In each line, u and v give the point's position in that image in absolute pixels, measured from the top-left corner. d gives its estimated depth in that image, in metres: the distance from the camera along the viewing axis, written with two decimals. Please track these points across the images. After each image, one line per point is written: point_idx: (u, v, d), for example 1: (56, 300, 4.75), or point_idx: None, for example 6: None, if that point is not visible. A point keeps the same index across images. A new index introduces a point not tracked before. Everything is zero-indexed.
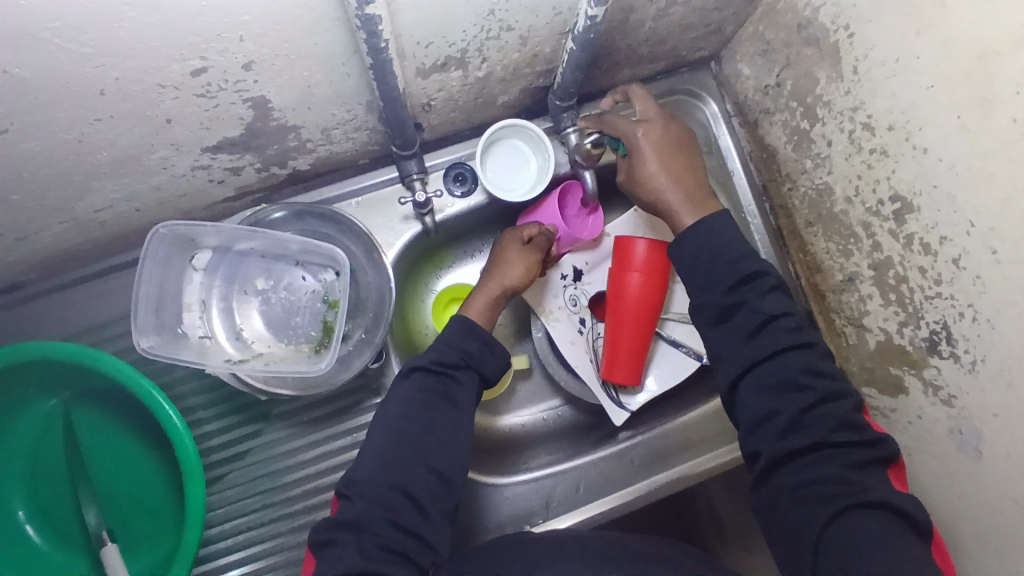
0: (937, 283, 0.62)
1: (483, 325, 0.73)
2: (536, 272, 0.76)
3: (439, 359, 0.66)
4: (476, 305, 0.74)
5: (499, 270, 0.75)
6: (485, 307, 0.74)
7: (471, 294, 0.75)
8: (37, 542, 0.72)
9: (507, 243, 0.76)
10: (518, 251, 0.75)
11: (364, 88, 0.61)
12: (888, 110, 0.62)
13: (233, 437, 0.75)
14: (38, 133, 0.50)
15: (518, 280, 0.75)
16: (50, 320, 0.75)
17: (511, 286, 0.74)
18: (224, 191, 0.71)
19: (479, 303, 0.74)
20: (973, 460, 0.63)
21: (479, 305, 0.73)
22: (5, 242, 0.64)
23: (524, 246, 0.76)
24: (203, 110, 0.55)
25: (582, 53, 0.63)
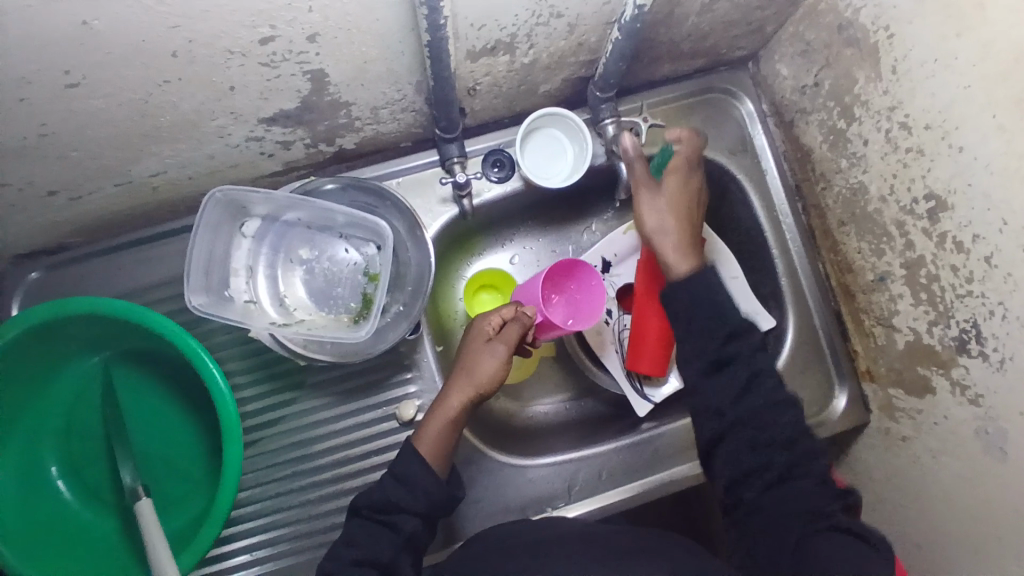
0: (968, 282, 0.63)
1: (424, 452, 0.67)
2: (505, 367, 0.70)
3: (375, 506, 0.64)
4: (427, 434, 0.68)
5: (465, 373, 0.70)
6: (437, 436, 0.68)
7: (427, 415, 0.70)
8: (68, 497, 0.73)
9: (475, 338, 0.72)
10: (480, 346, 0.71)
11: (416, 68, 0.64)
12: (926, 109, 0.63)
13: (267, 404, 0.76)
14: (109, 90, 0.53)
15: (483, 380, 0.69)
16: (96, 282, 0.77)
17: (479, 389, 0.69)
18: (272, 165, 0.74)
19: (431, 430, 0.68)
20: (999, 461, 0.63)
21: (430, 433, 0.68)
22: (62, 200, 0.67)
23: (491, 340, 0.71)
24: (265, 79, 0.57)
25: (626, 43, 0.66)
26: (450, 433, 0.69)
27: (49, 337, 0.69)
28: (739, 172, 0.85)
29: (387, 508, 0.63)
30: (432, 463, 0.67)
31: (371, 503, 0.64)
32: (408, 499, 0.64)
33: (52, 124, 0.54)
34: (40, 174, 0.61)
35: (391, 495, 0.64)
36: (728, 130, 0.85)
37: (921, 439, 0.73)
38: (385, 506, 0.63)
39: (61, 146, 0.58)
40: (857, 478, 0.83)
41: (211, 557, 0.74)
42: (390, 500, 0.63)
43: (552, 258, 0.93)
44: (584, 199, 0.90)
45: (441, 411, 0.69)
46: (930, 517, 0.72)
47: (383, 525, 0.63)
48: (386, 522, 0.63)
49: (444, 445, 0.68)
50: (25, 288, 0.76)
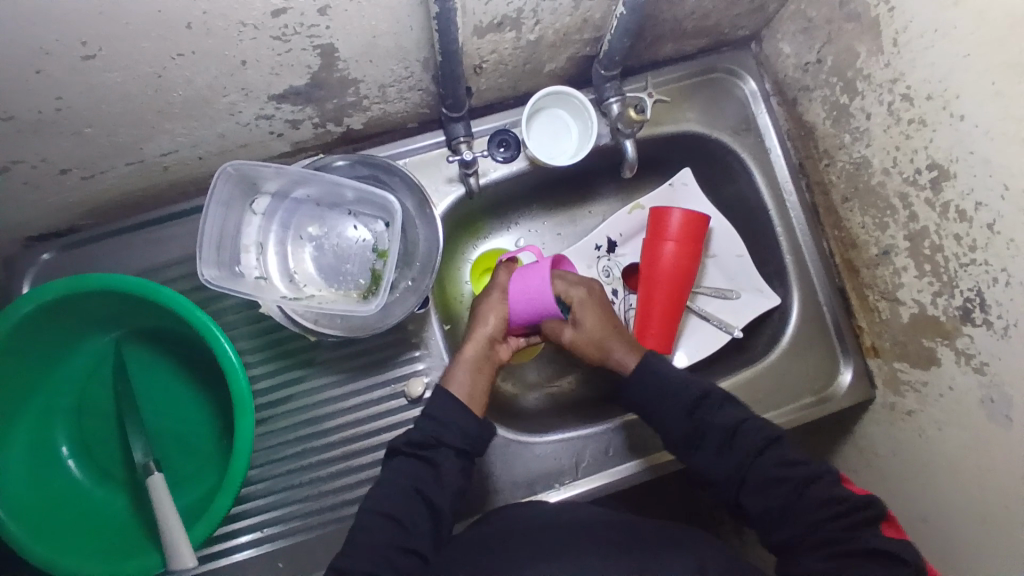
0: (972, 250, 0.63)
1: (459, 391, 0.70)
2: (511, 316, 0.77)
3: (414, 442, 0.67)
4: (455, 375, 0.72)
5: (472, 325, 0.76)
6: (467, 378, 0.72)
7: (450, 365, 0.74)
8: (79, 475, 0.74)
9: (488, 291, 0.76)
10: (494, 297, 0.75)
11: (424, 44, 0.64)
12: (927, 80, 0.64)
13: (277, 382, 0.77)
14: (124, 63, 0.54)
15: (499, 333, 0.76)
16: (106, 263, 0.77)
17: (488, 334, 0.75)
18: (281, 145, 0.75)
19: (458, 372, 0.72)
20: (1003, 428, 0.63)
21: (458, 374, 0.72)
22: (74, 179, 0.67)
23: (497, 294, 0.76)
24: (276, 53, 0.58)
25: (631, 18, 0.66)
26: (478, 373, 0.73)
27: (61, 314, 0.70)
28: (741, 150, 0.86)
29: (427, 444, 0.66)
30: (471, 407, 0.70)
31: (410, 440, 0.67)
32: (448, 435, 0.67)
33: (68, 98, 0.55)
34: (55, 151, 0.62)
35: (430, 430, 0.67)
36: (731, 110, 0.86)
37: (926, 411, 0.73)
38: (425, 443, 0.66)
39: (74, 122, 0.59)
40: (863, 454, 0.84)
41: (221, 535, 0.74)
42: (430, 434, 0.66)
43: (557, 240, 0.94)
44: (589, 180, 0.92)
45: (464, 356, 0.73)
46: (937, 490, 0.72)
47: (421, 459, 0.66)
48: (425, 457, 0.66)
49: (476, 384, 0.72)
50: (38, 268, 0.77)
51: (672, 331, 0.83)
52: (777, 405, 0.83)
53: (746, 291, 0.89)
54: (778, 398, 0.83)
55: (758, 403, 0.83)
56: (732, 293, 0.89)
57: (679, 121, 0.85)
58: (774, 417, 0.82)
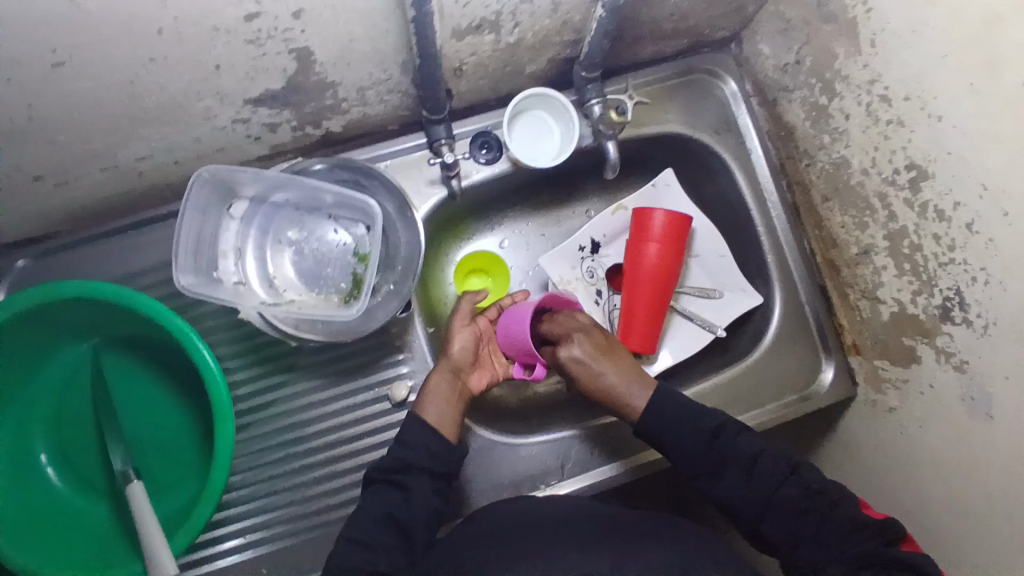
0: (950, 249, 0.64)
1: (433, 421, 0.69)
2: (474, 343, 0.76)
3: (382, 467, 0.66)
4: (427, 406, 0.70)
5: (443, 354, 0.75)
6: (439, 408, 0.70)
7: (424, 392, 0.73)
8: (59, 484, 0.73)
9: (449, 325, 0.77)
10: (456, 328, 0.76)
11: (402, 47, 0.64)
12: (903, 80, 0.64)
13: (259, 387, 0.76)
14: (95, 70, 0.53)
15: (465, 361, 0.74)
16: (82, 271, 0.76)
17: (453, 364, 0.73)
18: (260, 149, 0.74)
19: (429, 401, 0.71)
20: (983, 426, 0.64)
21: (431, 401, 0.70)
22: (48, 187, 0.66)
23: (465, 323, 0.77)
24: (251, 58, 0.57)
25: (610, 20, 0.66)
26: (454, 404, 0.71)
27: (37, 322, 0.69)
28: (723, 150, 0.86)
29: (394, 468, 0.66)
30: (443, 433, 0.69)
31: (379, 465, 0.66)
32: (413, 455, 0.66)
33: (39, 105, 0.54)
34: (27, 159, 0.61)
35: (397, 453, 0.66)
36: (712, 110, 0.86)
37: (907, 408, 0.74)
38: (393, 467, 0.66)
39: (46, 129, 0.58)
40: (847, 450, 0.84)
41: (205, 542, 0.74)
42: (396, 458, 0.66)
43: (540, 241, 0.94)
44: (571, 181, 0.91)
45: (432, 386, 0.72)
46: (919, 485, 0.73)
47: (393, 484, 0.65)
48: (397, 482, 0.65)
49: (449, 413, 0.71)
50: (13, 277, 0.76)
51: (655, 331, 0.84)
52: (759, 403, 0.83)
53: (729, 290, 0.90)
54: (760, 397, 0.84)
55: (741, 403, 0.83)
56: (715, 293, 0.90)
57: (660, 122, 0.85)
58: (757, 416, 0.83)
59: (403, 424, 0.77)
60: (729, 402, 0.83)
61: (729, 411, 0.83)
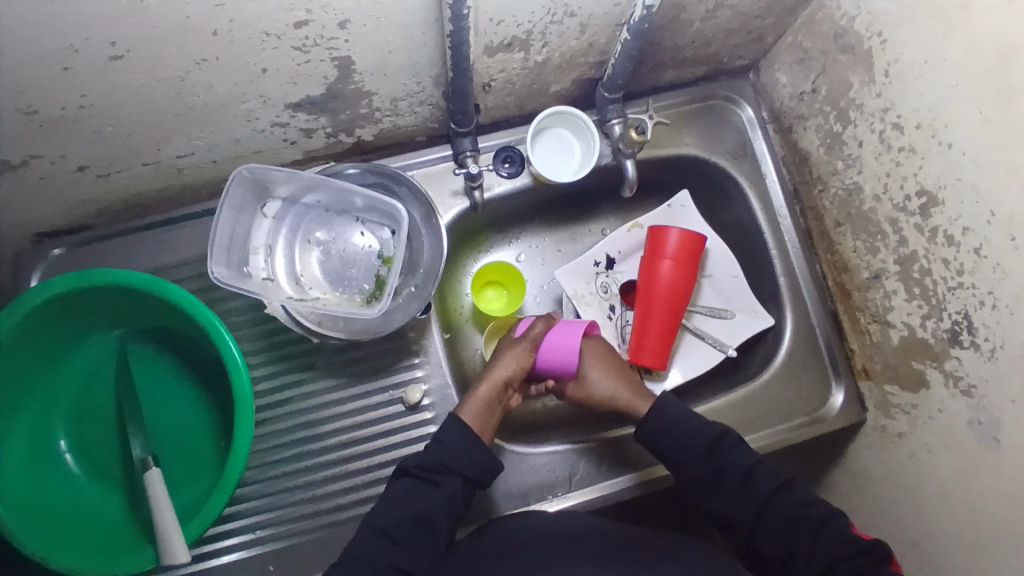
0: (959, 273, 0.65)
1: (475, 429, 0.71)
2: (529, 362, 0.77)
3: (422, 465, 0.67)
4: (470, 411, 0.72)
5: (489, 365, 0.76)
6: (480, 415, 0.72)
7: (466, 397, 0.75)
8: (74, 470, 0.75)
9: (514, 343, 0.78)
10: (524, 350, 0.77)
11: (437, 61, 0.67)
12: (916, 110, 0.67)
13: (277, 384, 0.78)
14: (149, 65, 0.56)
15: (515, 379, 0.76)
16: (114, 262, 0.79)
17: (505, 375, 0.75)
18: (294, 152, 0.77)
19: (472, 406, 0.73)
20: (991, 451, 0.64)
21: (473, 408, 0.72)
22: (91, 177, 0.69)
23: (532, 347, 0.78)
24: (295, 63, 0.61)
25: (635, 44, 0.70)
26: (491, 412, 0.73)
27: (68, 308, 0.71)
28: (738, 174, 0.88)
29: (432, 468, 0.67)
30: (483, 438, 0.71)
31: (418, 462, 0.67)
32: (454, 458, 0.68)
33: (93, 96, 0.58)
34: (75, 148, 0.64)
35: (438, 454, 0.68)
36: (728, 135, 0.89)
37: (916, 433, 0.75)
38: (433, 466, 0.67)
39: (97, 120, 0.61)
40: (854, 477, 0.84)
41: (211, 536, 0.74)
42: (438, 459, 0.67)
43: (557, 256, 0.96)
44: (590, 199, 0.94)
45: (478, 393, 0.73)
46: (927, 513, 0.73)
47: (428, 482, 0.67)
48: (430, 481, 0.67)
49: (488, 420, 0.73)
50: (47, 264, 0.79)
51: (667, 351, 0.85)
52: (769, 424, 0.84)
53: (740, 311, 0.91)
54: (770, 418, 0.84)
55: (751, 422, 0.84)
56: (726, 313, 0.91)
57: (679, 144, 0.88)
58: (765, 436, 0.84)
59: (416, 426, 0.78)
60: (739, 421, 0.84)
61: (738, 430, 0.84)
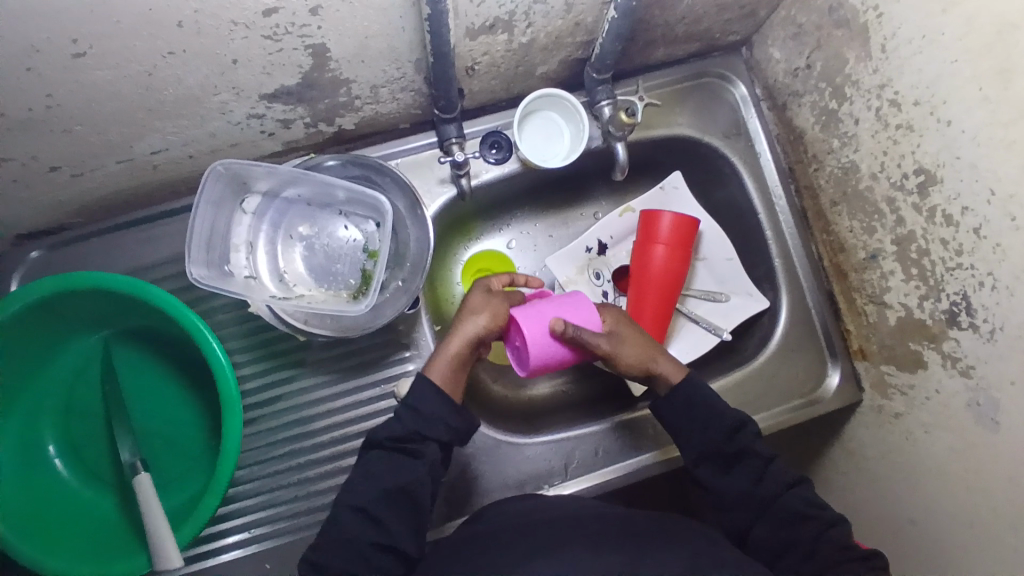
0: (958, 254, 0.64)
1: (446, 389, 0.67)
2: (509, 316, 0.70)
3: (396, 437, 0.64)
4: (439, 367, 0.67)
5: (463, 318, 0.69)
6: (449, 374, 0.68)
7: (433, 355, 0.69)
8: (66, 475, 0.74)
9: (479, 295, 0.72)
10: (500, 302, 0.70)
11: (416, 45, 0.64)
12: (913, 86, 0.64)
13: (267, 382, 0.77)
14: (115, 61, 0.53)
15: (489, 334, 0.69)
16: (94, 262, 0.77)
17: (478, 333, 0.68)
18: (273, 145, 0.75)
19: (442, 363, 0.68)
20: (989, 431, 0.64)
21: (442, 366, 0.68)
22: (64, 177, 0.67)
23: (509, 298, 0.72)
24: (267, 53, 0.58)
25: (623, 22, 0.67)
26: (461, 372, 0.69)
27: (50, 312, 0.69)
28: (731, 154, 0.86)
29: (407, 438, 0.64)
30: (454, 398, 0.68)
31: (392, 433, 0.64)
32: (430, 427, 0.64)
33: (59, 95, 0.55)
34: (45, 149, 0.61)
35: (414, 425, 0.64)
36: (721, 114, 0.86)
37: (913, 414, 0.74)
38: (408, 437, 0.64)
39: (64, 120, 0.58)
40: (851, 456, 0.84)
41: (208, 536, 0.74)
42: (413, 430, 0.64)
43: (548, 242, 0.94)
44: (580, 183, 0.92)
45: (449, 350, 0.68)
46: (923, 492, 0.73)
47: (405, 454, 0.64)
48: (407, 452, 0.64)
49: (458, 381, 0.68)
50: (27, 267, 0.77)
51: (663, 332, 0.84)
52: (767, 407, 0.83)
53: (735, 293, 0.90)
54: (767, 401, 0.84)
55: (748, 405, 0.83)
56: (721, 296, 0.90)
57: (670, 124, 0.85)
58: (764, 419, 0.83)
59: None
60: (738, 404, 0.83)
61: None
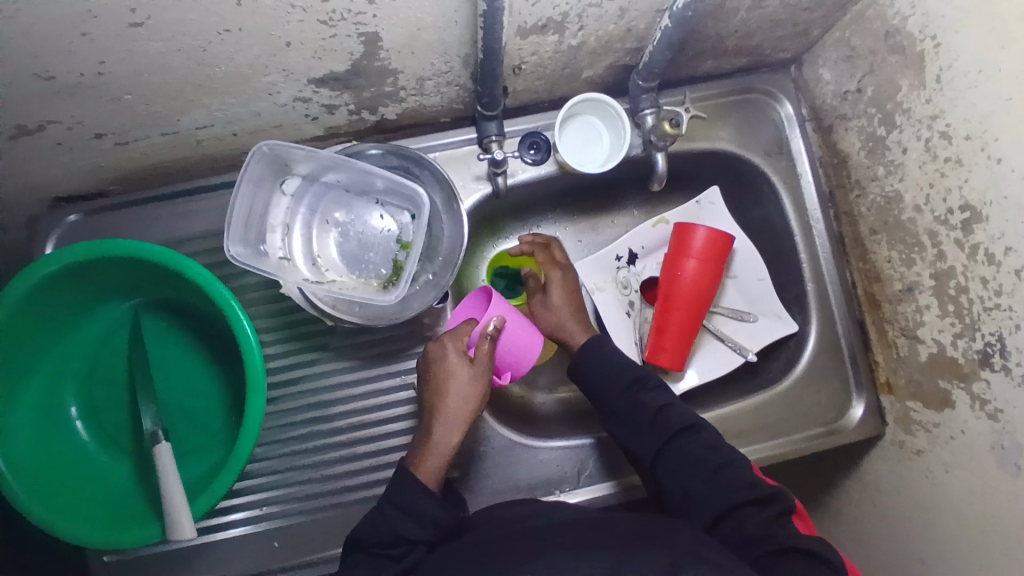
0: (997, 294, 0.63)
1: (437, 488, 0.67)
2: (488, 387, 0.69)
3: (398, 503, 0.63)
4: (429, 463, 0.66)
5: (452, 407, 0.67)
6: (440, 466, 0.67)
7: (419, 442, 0.68)
8: (84, 438, 0.75)
9: (445, 356, 0.68)
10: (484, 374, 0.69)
11: (467, 39, 0.64)
12: (967, 121, 0.63)
13: (287, 364, 0.77)
14: (170, 34, 0.54)
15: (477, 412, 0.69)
16: (129, 231, 0.78)
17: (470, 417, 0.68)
18: (315, 129, 0.75)
19: (432, 462, 0.67)
20: (1011, 477, 0.63)
21: (432, 461, 0.67)
22: (108, 144, 0.68)
23: (472, 362, 0.68)
24: (320, 37, 0.58)
25: (675, 31, 0.66)
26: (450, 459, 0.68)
27: (81, 276, 0.70)
28: (772, 173, 0.85)
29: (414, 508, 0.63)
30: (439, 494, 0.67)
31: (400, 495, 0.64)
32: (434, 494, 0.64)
33: (111, 63, 0.56)
34: (92, 115, 0.62)
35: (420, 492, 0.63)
36: (765, 132, 0.85)
37: (934, 452, 0.73)
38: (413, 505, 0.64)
39: (114, 88, 0.59)
40: (866, 488, 0.83)
41: (217, 510, 0.75)
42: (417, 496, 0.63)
43: (577, 247, 0.94)
44: (614, 190, 0.92)
45: (439, 443, 0.67)
46: (937, 530, 0.72)
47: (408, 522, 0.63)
48: (389, 556, 0.61)
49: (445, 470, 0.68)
50: (62, 230, 0.78)
51: (688, 330, 0.82)
52: (749, 443, 0.82)
53: (764, 314, 0.89)
54: (787, 426, 0.83)
55: (766, 429, 0.83)
56: (749, 316, 0.89)
57: (711, 138, 0.84)
58: (778, 445, 0.82)
59: None
60: None
61: (752, 437, 0.82)
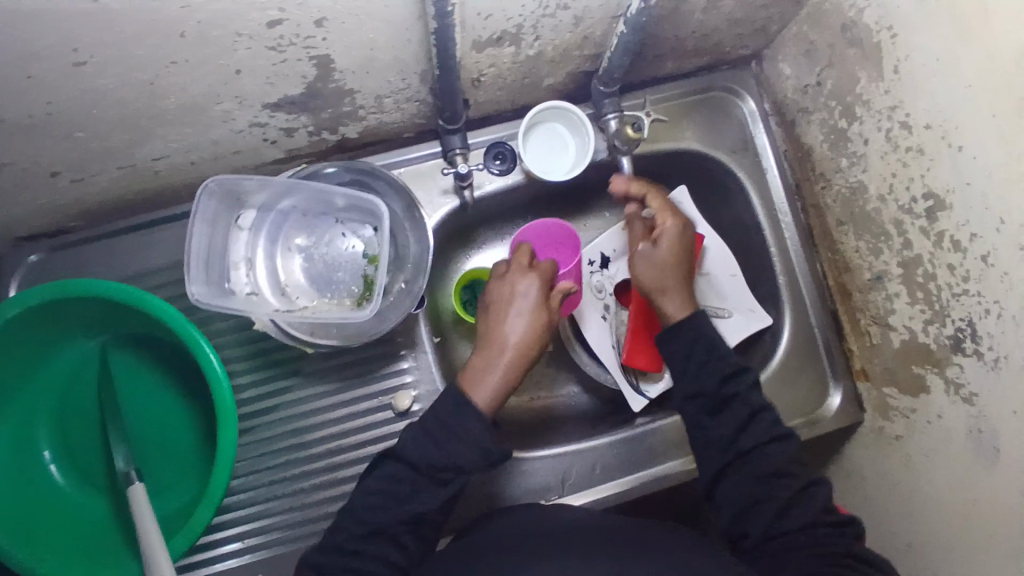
0: (965, 281, 0.63)
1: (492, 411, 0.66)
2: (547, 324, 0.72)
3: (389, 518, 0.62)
4: (484, 389, 0.66)
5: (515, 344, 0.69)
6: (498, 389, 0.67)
7: (468, 381, 0.68)
8: (59, 481, 0.73)
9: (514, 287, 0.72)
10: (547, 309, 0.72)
11: (422, 56, 0.63)
12: (926, 111, 0.64)
13: (260, 393, 0.76)
14: (117, 69, 0.53)
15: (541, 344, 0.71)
16: (92, 267, 0.77)
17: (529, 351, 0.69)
18: (276, 152, 0.74)
19: (487, 387, 0.67)
20: (988, 460, 0.63)
21: (488, 385, 0.67)
22: (64, 181, 0.66)
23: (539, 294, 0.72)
24: (272, 64, 0.57)
25: (632, 37, 0.66)
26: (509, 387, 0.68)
27: (44, 316, 0.69)
28: (739, 169, 0.85)
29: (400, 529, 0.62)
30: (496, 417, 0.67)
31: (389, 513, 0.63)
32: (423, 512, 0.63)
33: (58, 102, 0.54)
34: (44, 154, 0.61)
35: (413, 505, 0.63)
36: (730, 129, 0.85)
37: (913, 438, 0.73)
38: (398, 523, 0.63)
39: (64, 126, 0.58)
40: (849, 477, 0.83)
41: (201, 545, 0.74)
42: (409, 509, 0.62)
43: None
44: (584, 194, 0.91)
45: (493, 376, 0.67)
46: (921, 516, 0.72)
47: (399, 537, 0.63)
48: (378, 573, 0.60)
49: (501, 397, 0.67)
50: (24, 270, 0.76)
51: None
52: None
53: (738, 311, 0.89)
54: None
55: None
56: (724, 312, 0.88)
57: (677, 138, 0.84)
58: None
59: None
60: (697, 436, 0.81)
61: None
